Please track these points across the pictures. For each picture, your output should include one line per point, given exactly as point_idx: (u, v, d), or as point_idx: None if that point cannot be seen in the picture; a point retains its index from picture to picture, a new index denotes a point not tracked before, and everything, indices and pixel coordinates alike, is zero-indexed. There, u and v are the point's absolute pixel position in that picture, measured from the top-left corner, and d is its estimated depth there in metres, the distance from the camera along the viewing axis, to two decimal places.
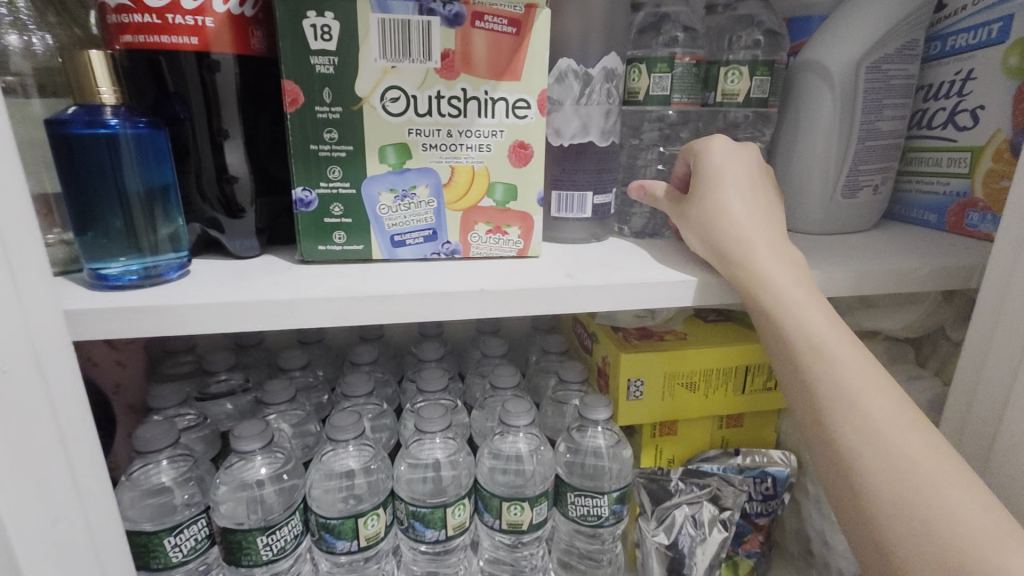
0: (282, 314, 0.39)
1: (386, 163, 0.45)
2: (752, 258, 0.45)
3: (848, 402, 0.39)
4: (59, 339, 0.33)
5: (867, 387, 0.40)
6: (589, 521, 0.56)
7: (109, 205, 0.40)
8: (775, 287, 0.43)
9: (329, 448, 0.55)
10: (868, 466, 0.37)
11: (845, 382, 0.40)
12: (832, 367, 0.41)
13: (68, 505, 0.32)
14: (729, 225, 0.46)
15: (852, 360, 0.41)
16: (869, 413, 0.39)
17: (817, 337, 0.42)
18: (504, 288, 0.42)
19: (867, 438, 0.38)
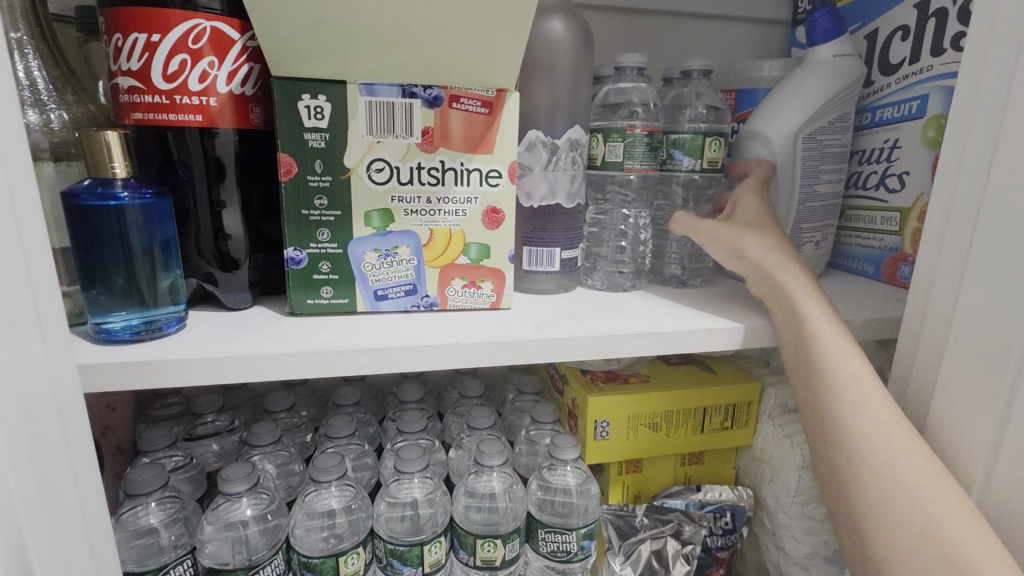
0: (274, 366, 0.43)
1: (370, 226, 0.50)
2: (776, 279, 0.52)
3: (858, 405, 0.45)
4: (75, 393, 0.36)
5: (871, 391, 0.46)
6: (558, 557, 0.60)
7: (115, 265, 0.44)
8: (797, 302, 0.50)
9: (312, 488, 0.58)
10: (870, 466, 0.43)
11: (865, 398, 0.45)
12: (856, 384, 0.46)
13: (79, 548, 0.35)
14: (768, 260, 0.54)
15: (863, 373, 0.47)
16: (873, 413, 0.45)
17: (843, 359, 0.47)
18: (477, 340, 0.47)
19: (874, 443, 0.43)
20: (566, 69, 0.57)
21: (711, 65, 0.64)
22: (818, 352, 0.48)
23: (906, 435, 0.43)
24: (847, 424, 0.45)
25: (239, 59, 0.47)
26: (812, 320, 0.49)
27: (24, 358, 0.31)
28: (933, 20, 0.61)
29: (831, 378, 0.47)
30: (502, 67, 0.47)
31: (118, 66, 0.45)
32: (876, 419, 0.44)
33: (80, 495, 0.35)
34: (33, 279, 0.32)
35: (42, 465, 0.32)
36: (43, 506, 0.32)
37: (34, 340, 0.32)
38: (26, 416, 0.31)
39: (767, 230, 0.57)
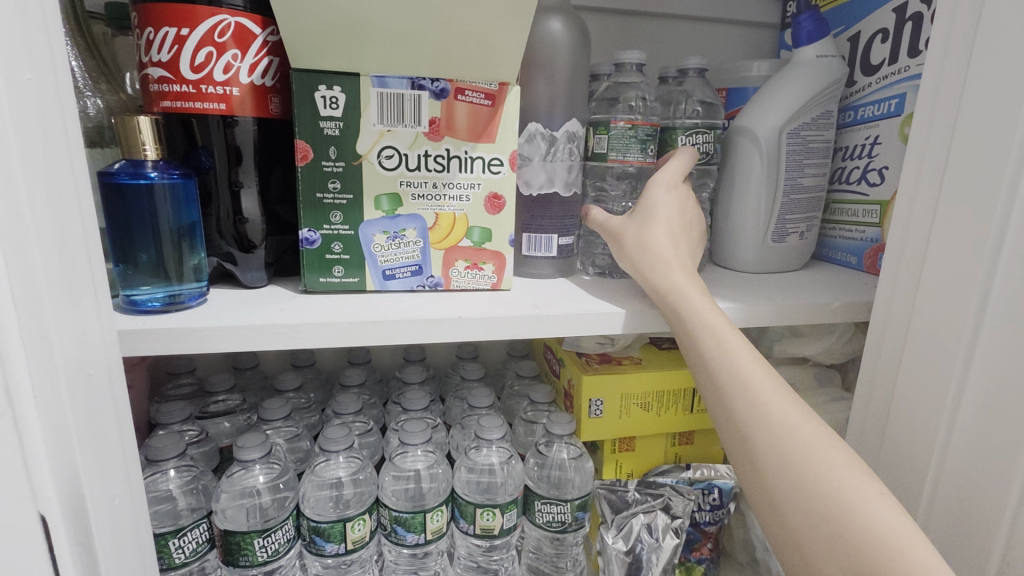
0: (290, 335, 0.47)
1: (380, 210, 0.53)
2: (667, 273, 0.52)
3: (746, 392, 0.45)
4: (118, 359, 0.39)
5: (756, 375, 0.45)
6: (553, 527, 0.63)
7: (144, 241, 0.48)
8: (686, 296, 0.50)
9: (321, 459, 0.61)
10: (767, 446, 0.42)
11: (754, 384, 0.45)
12: (743, 374, 0.45)
13: (122, 491, 0.38)
14: (655, 254, 0.53)
15: (750, 359, 0.46)
16: (763, 398, 0.44)
17: (730, 348, 0.47)
18: (480, 316, 0.50)
19: (767, 426, 0.43)
20: (564, 65, 0.61)
21: (702, 64, 0.68)
22: (705, 343, 0.47)
23: (794, 417, 0.43)
24: (747, 424, 0.44)
25: (260, 52, 0.50)
26: (698, 312, 0.49)
27: (80, 319, 0.34)
28: (910, 24, 0.65)
29: (721, 368, 0.46)
30: (503, 62, 0.51)
31: (148, 57, 0.48)
32: (764, 404, 0.44)
33: (123, 450, 0.38)
34: (91, 257, 0.35)
35: (94, 412, 0.35)
36: (96, 448, 0.35)
37: (92, 311, 0.36)
38: (81, 365, 0.34)
39: (654, 224, 0.55)
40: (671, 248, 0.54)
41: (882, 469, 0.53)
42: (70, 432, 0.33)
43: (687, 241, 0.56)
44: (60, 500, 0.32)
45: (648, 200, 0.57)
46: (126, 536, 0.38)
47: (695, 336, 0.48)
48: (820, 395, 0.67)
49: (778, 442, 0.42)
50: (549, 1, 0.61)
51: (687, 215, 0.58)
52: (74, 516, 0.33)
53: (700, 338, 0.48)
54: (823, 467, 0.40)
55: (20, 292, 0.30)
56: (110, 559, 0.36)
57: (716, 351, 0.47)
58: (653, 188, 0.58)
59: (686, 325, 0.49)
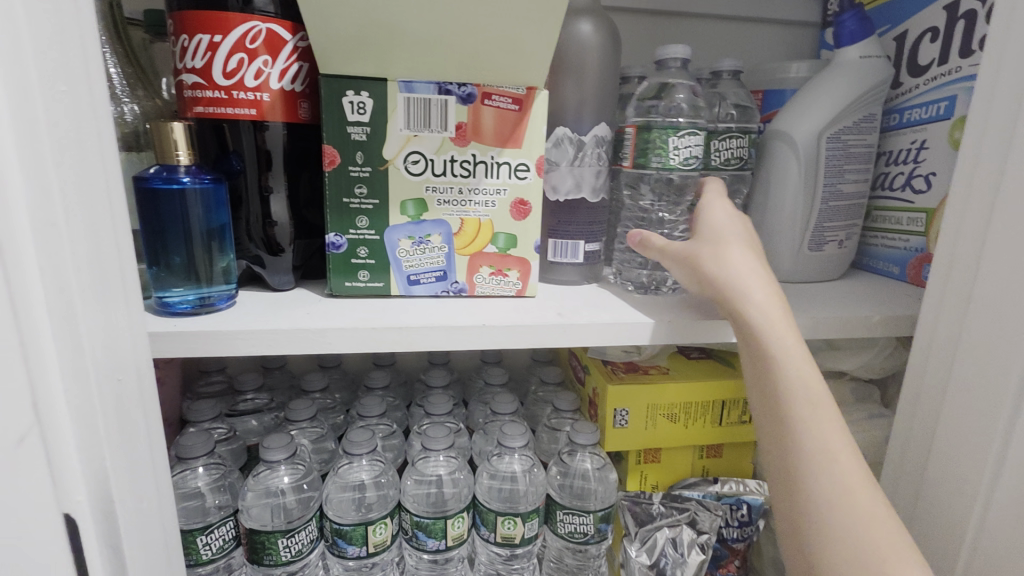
0: (313, 339, 0.47)
1: (406, 215, 0.53)
2: (760, 309, 0.47)
3: (831, 467, 0.42)
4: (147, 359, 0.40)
5: (844, 446, 0.43)
6: (576, 538, 0.61)
7: (176, 245, 0.49)
8: (781, 343, 0.46)
9: (344, 461, 0.61)
10: (842, 528, 0.40)
11: (841, 463, 0.42)
12: (834, 450, 0.42)
13: (149, 490, 0.39)
14: (740, 281, 0.49)
15: (837, 428, 0.43)
16: (846, 474, 0.41)
17: (819, 415, 0.44)
18: (504, 323, 0.49)
19: (851, 509, 0.40)
20: (594, 69, 0.59)
21: (738, 66, 0.66)
22: (793, 404, 0.44)
23: (872, 501, 0.40)
24: (818, 494, 0.41)
25: (291, 58, 0.51)
26: (788, 369, 0.45)
27: (112, 323, 0.35)
28: (962, 22, 0.62)
29: (807, 436, 0.43)
30: (531, 66, 0.50)
31: (183, 64, 0.49)
32: (854, 485, 0.41)
33: (150, 451, 0.39)
34: (122, 264, 0.36)
35: (124, 415, 0.36)
36: (125, 449, 0.36)
37: (125, 311, 0.37)
38: (112, 372, 0.35)
39: (731, 248, 0.51)
40: (766, 286, 0.49)
41: (923, 495, 0.50)
42: (102, 433, 0.33)
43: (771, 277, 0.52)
44: (90, 503, 0.33)
45: (711, 222, 0.54)
46: (152, 534, 0.39)
47: (782, 393, 0.45)
48: (857, 411, 0.64)
49: (859, 531, 0.39)
50: (579, 2, 0.60)
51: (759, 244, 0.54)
52: (104, 515, 0.34)
53: (788, 396, 0.45)
54: (901, 566, 0.37)
55: (55, 300, 0.30)
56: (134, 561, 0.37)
57: (802, 416, 0.44)
58: (708, 208, 0.55)
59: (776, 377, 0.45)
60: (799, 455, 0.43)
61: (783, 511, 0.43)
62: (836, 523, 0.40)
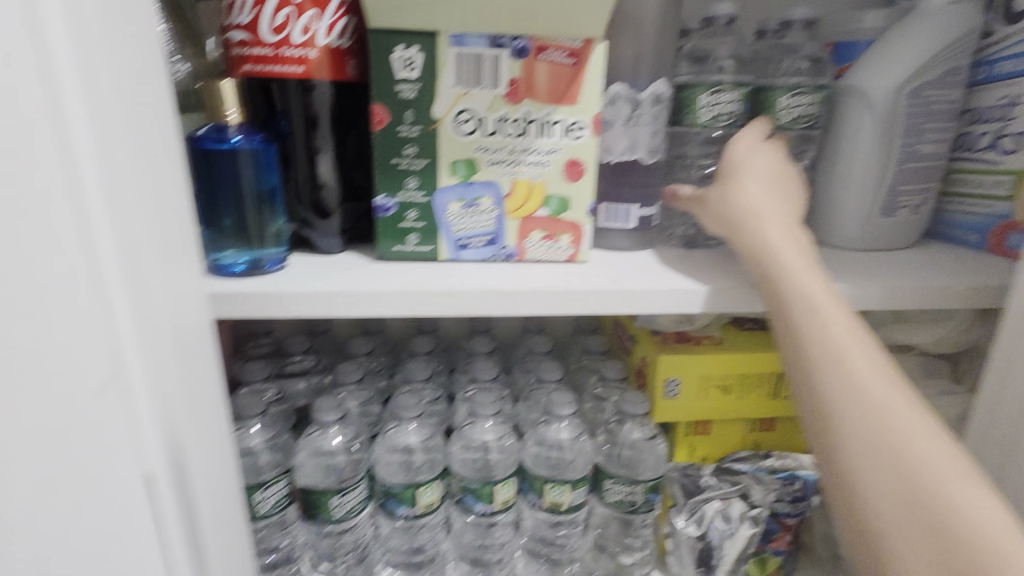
0: (367, 303, 0.46)
1: (455, 176, 0.52)
2: (760, 230, 0.48)
3: (832, 355, 0.40)
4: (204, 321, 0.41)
5: (846, 334, 0.41)
6: (623, 507, 0.61)
7: (228, 207, 0.49)
8: (779, 256, 0.46)
9: (392, 425, 0.62)
10: (848, 413, 0.37)
11: (845, 350, 0.40)
12: (836, 342, 0.40)
13: (218, 450, 0.40)
14: (745, 208, 0.49)
15: (841, 320, 0.42)
16: (850, 360, 0.39)
17: (820, 311, 0.42)
18: (557, 289, 0.48)
19: (854, 391, 0.38)
20: (653, 20, 0.56)
21: (810, 15, 0.60)
22: (795, 307, 0.43)
23: (877, 381, 0.38)
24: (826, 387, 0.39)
25: (338, 12, 0.49)
26: (788, 274, 0.45)
27: (178, 283, 0.36)
28: None
29: (806, 333, 0.42)
30: (589, 15, 0.47)
31: (231, 21, 0.48)
32: (856, 373, 0.39)
33: (212, 423, 0.39)
34: (182, 227, 0.37)
35: (194, 375, 0.37)
36: (195, 407, 0.37)
37: (185, 269, 0.37)
38: (182, 329, 0.36)
39: (739, 177, 0.51)
40: (769, 210, 0.49)
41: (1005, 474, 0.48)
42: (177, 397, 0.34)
43: (787, 203, 0.51)
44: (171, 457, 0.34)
45: (725, 158, 0.54)
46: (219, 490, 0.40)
47: (783, 299, 0.44)
48: (925, 387, 0.60)
49: (864, 410, 0.37)
50: None
51: (781, 172, 0.53)
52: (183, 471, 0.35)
53: (789, 300, 0.44)
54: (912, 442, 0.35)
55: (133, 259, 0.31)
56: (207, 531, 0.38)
57: (809, 322, 0.42)
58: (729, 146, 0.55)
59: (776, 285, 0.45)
60: (806, 359, 0.41)
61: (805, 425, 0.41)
62: (843, 410, 0.38)
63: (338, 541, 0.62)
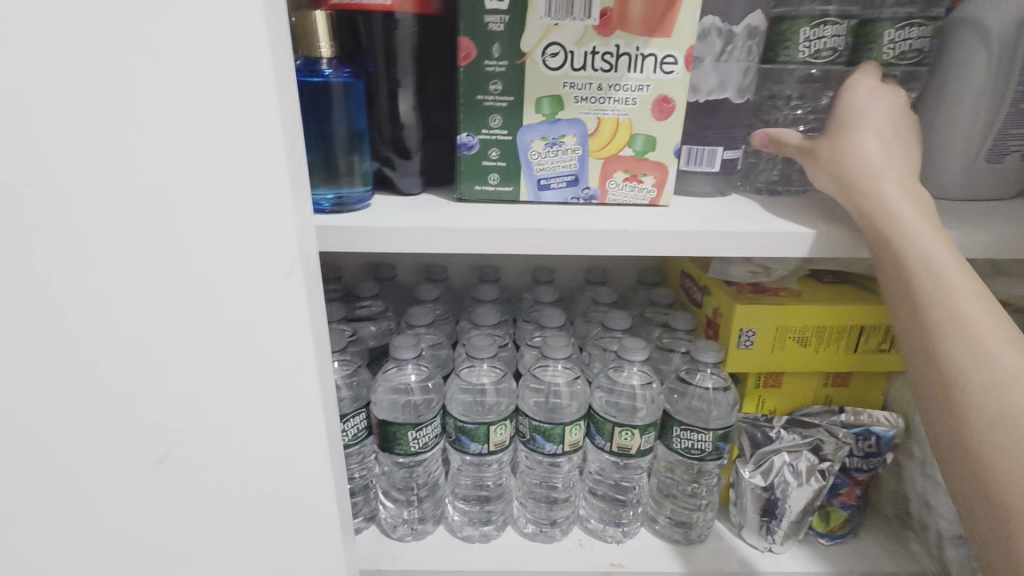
0: (455, 239, 0.47)
1: (540, 113, 0.51)
2: (882, 194, 0.48)
3: (963, 335, 0.43)
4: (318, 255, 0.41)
5: (974, 311, 0.44)
6: (691, 454, 0.61)
7: (318, 144, 0.49)
8: (903, 223, 0.46)
9: (466, 364, 0.63)
10: (975, 390, 0.41)
11: (973, 329, 0.43)
12: (961, 319, 0.44)
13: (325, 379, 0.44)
14: (866, 169, 0.49)
15: (968, 296, 0.44)
16: (979, 338, 0.43)
17: (949, 290, 0.44)
18: (646, 230, 0.47)
19: (985, 370, 0.41)
20: None
21: None
22: (921, 284, 0.45)
23: (1006, 357, 0.41)
24: (953, 364, 0.43)
25: None
26: (917, 247, 0.46)
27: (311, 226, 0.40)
28: None
29: (933, 310, 0.45)
30: None
31: None
32: (986, 350, 0.42)
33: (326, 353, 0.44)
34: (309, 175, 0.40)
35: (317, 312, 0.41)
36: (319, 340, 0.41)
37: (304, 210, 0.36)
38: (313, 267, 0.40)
39: (857, 135, 0.50)
40: (891, 171, 0.49)
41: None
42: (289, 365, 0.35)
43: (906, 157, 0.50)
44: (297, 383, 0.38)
45: (842, 109, 0.52)
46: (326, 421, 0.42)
47: (908, 273, 0.46)
48: None
49: (997, 387, 0.41)
50: None
51: (903, 124, 0.51)
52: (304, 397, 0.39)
53: (914, 274, 0.46)
54: None
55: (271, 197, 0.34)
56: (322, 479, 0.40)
57: (934, 298, 0.45)
58: (848, 95, 0.52)
59: (901, 256, 0.46)
60: (934, 340, 0.44)
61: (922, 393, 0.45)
62: (972, 385, 0.42)
63: (413, 475, 0.68)
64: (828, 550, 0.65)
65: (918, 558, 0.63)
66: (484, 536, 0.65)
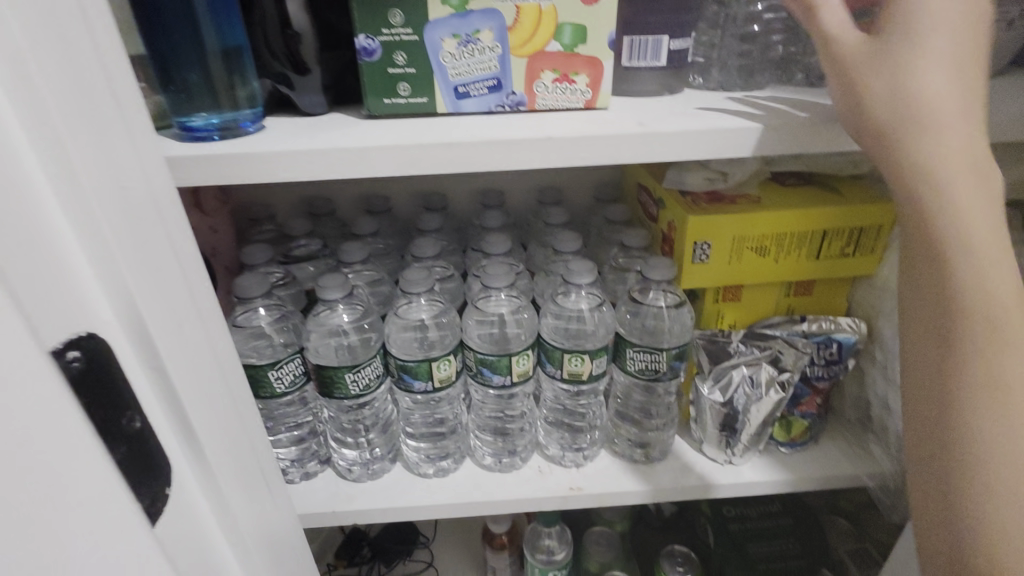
0: (355, 161, 0.41)
1: (448, 4, 0.43)
2: (923, 100, 0.38)
3: (979, 281, 0.38)
4: (167, 186, 0.33)
5: (994, 252, 0.38)
6: (646, 375, 0.58)
7: (187, 59, 0.42)
8: (941, 140, 0.38)
9: (403, 301, 0.59)
10: (975, 346, 0.38)
11: (988, 273, 0.38)
12: (982, 262, 0.38)
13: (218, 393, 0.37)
14: (908, 64, 0.38)
15: (992, 234, 0.38)
16: (993, 285, 0.38)
17: (977, 226, 0.38)
18: (574, 135, 0.41)
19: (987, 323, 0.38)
20: None
21: None
22: (950, 219, 0.38)
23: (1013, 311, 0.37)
24: (957, 312, 0.38)
25: None
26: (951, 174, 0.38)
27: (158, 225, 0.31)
28: None
29: (954, 249, 0.38)
30: None
31: None
32: (997, 300, 0.38)
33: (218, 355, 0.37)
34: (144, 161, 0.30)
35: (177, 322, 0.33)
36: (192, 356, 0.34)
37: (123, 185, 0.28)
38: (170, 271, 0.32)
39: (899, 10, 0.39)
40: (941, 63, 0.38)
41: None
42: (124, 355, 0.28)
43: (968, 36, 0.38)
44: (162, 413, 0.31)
45: None
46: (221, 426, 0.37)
47: (941, 203, 0.38)
48: None
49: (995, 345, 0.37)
50: None
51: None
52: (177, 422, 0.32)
53: (946, 207, 0.38)
54: None
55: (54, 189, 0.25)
56: (219, 459, 0.36)
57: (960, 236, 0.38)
58: None
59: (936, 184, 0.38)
60: (946, 281, 0.39)
61: (913, 331, 0.41)
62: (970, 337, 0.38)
63: (360, 415, 0.66)
64: (789, 459, 0.64)
65: (878, 462, 0.63)
66: (441, 470, 0.64)
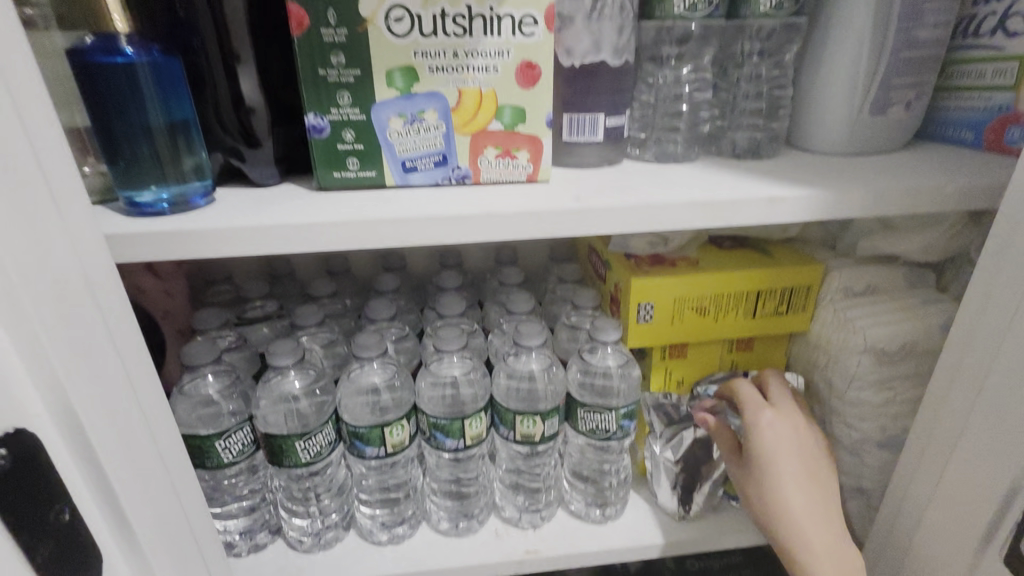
0: (301, 236, 0.42)
1: (394, 87, 0.46)
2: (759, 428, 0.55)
3: (773, 488, 0.53)
4: (106, 275, 0.36)
5: (797, 475, 0.54)
6: (598, 435, 0.59)
7: (135, 138, 0.43)
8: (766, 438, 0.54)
9: (354, 367, 0.59)
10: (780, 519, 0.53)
11: (781, 474, 0.53)
12: (783, 476, 0.53)
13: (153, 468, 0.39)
14: (758, 420, 0.55)
15: (796, 463, 0.54)
16: (788, 498, 0.53)
17: (782, 452, 0.54)
18: (512, 210, 0.43)
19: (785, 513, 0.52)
20: None
21: None
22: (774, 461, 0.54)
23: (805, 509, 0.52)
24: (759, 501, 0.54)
25: None
26: (770, 453, 0.54)
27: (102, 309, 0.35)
28: None
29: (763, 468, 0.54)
30: None
31: None
32: (790, 505, 0.52)
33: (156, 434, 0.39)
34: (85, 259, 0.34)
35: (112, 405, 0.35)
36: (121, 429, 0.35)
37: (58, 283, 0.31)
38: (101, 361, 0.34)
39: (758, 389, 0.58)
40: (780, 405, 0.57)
41: (947, 405, 0.48)
42: (47, 433, 0.30)
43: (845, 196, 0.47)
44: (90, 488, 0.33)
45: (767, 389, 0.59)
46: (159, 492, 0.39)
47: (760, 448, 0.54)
48: (910, 296, 0.58)
49: (788, 521, 0.52)
50: None
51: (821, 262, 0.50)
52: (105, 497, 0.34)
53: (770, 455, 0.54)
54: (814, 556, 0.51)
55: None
56: (151, 534, 0.38)
57: (770, 462, 0.54)
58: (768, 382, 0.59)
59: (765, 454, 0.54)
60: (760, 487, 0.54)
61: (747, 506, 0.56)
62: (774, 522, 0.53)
63: (311, 483, 0.63)
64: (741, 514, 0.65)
65: None
66: (395, 537, 0.62)
